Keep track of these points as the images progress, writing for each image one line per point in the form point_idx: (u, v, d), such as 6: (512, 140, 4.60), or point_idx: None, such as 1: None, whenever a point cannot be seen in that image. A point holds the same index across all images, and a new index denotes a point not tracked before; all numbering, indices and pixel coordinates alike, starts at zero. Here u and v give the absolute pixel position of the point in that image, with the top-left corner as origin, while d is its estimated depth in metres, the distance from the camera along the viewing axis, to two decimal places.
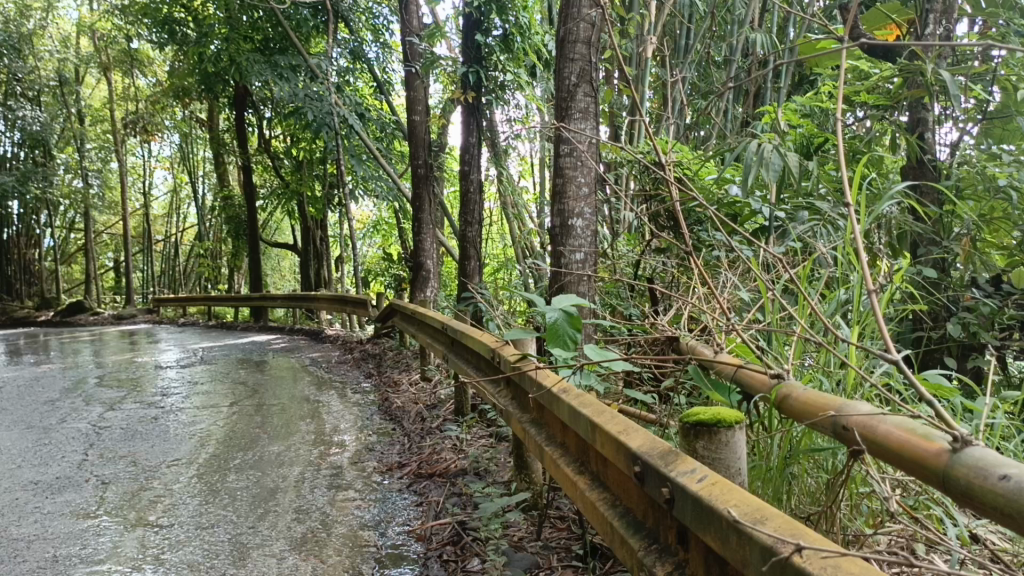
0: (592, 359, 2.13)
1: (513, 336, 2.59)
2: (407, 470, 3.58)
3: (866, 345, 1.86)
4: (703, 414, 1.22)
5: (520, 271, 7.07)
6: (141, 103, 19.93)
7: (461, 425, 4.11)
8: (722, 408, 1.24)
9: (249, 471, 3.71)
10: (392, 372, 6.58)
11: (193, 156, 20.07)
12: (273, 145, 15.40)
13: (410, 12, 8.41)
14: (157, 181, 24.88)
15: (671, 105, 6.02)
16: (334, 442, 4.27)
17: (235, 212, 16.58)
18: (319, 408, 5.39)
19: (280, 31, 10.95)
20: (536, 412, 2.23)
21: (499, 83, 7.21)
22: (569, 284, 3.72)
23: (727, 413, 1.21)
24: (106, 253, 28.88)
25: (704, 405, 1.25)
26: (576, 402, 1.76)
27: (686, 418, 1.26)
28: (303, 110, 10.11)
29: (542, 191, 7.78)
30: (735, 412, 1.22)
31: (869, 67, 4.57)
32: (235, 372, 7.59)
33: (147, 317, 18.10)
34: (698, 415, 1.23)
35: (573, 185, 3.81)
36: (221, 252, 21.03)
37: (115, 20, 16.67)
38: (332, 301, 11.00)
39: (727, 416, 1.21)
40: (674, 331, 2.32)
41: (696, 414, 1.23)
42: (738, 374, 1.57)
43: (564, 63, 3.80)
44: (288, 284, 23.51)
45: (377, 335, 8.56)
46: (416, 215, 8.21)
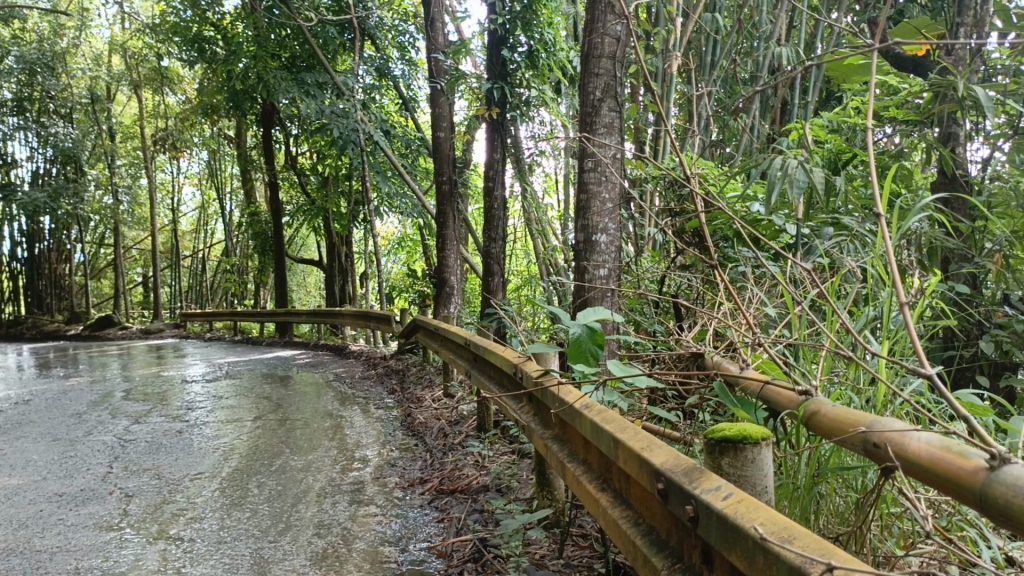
0: (615, 376, 2.10)
1: (536, 351, 2.57)
2: (429, 486, 3.57)
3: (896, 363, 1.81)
4: (728, 430, 1.19)
5: (544, 288, 7.06)
6: (171, 121, 20.26)
7: (483, 441, 4.09)
8: (747, 424, 1.21)
9: (271, 486, 3.71)
10: (415, 388, 6.57)
11: (221, 173, 20.35)
12: (299, 161, 15.56)
13: (436, 29, 8.49)
14: (185, 197, 25.23)
15: (695, 121, 6.00)
16: (356, 457, 4.26)
17: (261, 227, 16.76)
18: (342, 423, 5.39)
19: (307, 49, 11.10)
20: (559, 428, 2.21)
21: (523, 100, 7.24)
22: (593, 300, 3.70)
23: (752, 428, 1.18)
24: (135, 268, 29.30)
25: (729, 421, 1.21)
26: (598, 418, 1.74)
27: (709, 433, 1.22)
28: (329, 126, 10.22)
29: (566, 208, 7.78)
30: (762, 427, 1.19)
31: (897, 82, 4.53)
32: (260, 386, 7.64)
33: (175, 331, 18.30)
34: (722, 430, 1.20)
35: (598, 200, 3.79)
36: (247, 267, 21.25)
37: (146, 39, 17.01)
38: (356, 316, 11.05)
39: (753, 431, 1.18)
40: (699, 347, 2.28)
41: (721, 429, 1.20)
42: (764, 391, 1.54)
43: (589, 79, 3.80)
44: (313, 300, 23.68)
45: (401, 350, 8.57)
46: (440, 231, 8.24)
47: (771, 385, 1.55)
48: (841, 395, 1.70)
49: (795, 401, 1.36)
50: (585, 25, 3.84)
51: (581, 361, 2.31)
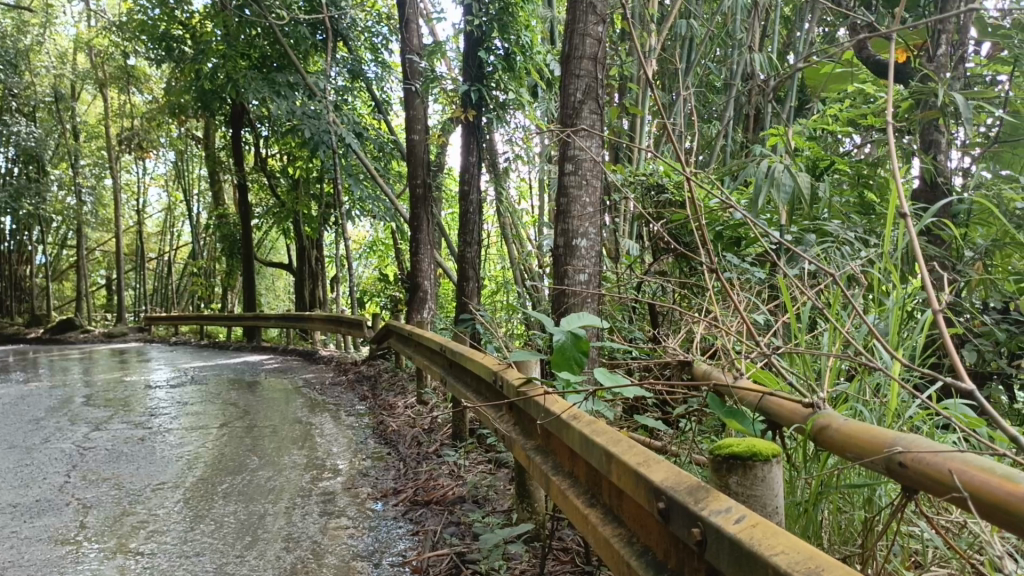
0: (603, 385, 2.01)
1: (518, 358, 2.48)
2: (403, 497, 3.46)
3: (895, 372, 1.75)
4: (735, 447, 1.10)
5: (519, 293, 6.99)
6: (137, 120, 19.91)
7: (459, 450, 4.00)
8: (755, 440, 1.13)
9: (237, 496, 3.58)
10: (388, 395, 6.46)
11: (188, 174, 20.04)
12: (269, 163, 15.34)
13: (410, 31, 8.39)
14: (151, 199, 24.80)
15: (672, 127, 5.97)
16: (327, 466, 4.14)
17: (229, 230, 16.50)
18: (313, 430, 5.26)
19: (278, 49, 10.93)
20: (542, 440, 2.12)
21: (499, 103, 7.16)
22: (573, 306, 3.62)
23: (762, 445, 1.09)
24: (98, 270, 28.72)
25: (736, 436, 1.13)
26: (588, 429, 1.65)
27: (714, 450, 1.14)
28: (301, 128, 10.07)
29: (541, 213, 7.72)
30: (772, 443, 1.11)
31: (875, 90, 4.52)
32: (226, 392, 7.46)
33: (139, 335, 17.94)
34: (728, 447, 1.11)
35: (578, 204, 3.71)
36: (215, 270, 20.93)
37: (113, 37, 16.71)
38: (326, 321, 10.89)
39: (763, 448, 1.10)
40: (687, 356, 2.22)
41: (727, 446, 1.12)
42: (763, 402, 1.46)
43: (570, 80, 3.72)
44: (282, 304, 23.39)
45: (373, 356, 8.43)
46: (413, 235, 8.13)
47: (769, 397, 1.47)
48: (846, 406, 1.63)
49: (799, 414, 1.27)
50: (565, 25, 3.77)
51: (566, 368, 2.23)
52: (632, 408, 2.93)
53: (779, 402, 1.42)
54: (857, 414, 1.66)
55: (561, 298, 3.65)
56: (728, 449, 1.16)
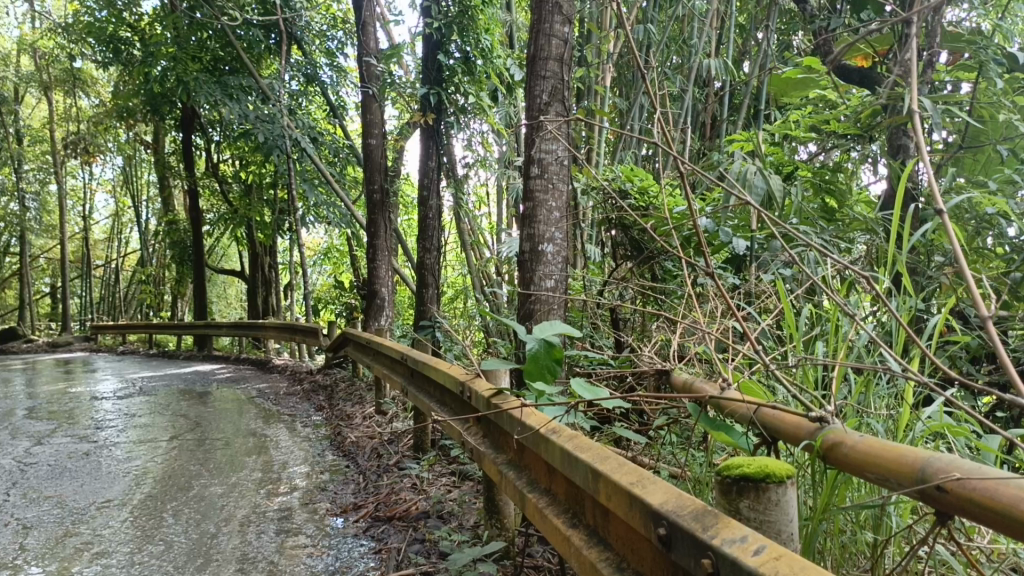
0: (581, 397, 1.91)
1: (489, 367, 2.37)
2: (364, 512, 3.31)
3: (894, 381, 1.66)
4: (747, 467, 1.02)
5: (478, 300, 6.87)
6: (82, 124, 19.34)
7: (422, 463, 3.86)
8: (768, 460, 1.04)
9: (187, 514, 3.39)
10: (345, 404, 6.28)
11: (136, 180, 19.55)
12: (221, 169, 15.00)
13: (367, 34, 8.23)
14: (97, 206, 24.15)
15: (634, 134, 5.93)
16: (283, 480, 3.96)
17: (180, 237, 16.08)
18: (267, 443, 5.07)
19: (230, 51, 10.66)
20: (516, 454, 2.01)
21: (459, 107, 7.05)
22: (539, 314, 3.51)
23: (777, 465, 1.01)
24: (42, 278, 27.85)
25: (746, 456, 1.05)
26: (569, 445, 1.55)
27: (721, 470, 1.05)
28: (254, 132, 9.82)
29: (501, 219, 7.62)
30: (785, 463, 1.03)
31: (836, 97, 4.50)
32: (177, 403, 7.19)
33: (85, 345, 17.39)
34: (738, 466, 1.03)
35: (544, 209, 3.60)
36: (164, 278, 20.41)
37: (58, 39, 16.22)
38: (280, 329, 10.64)
39: (777, 468, 1.01)
40: (666, 364, 2.13)
41: (737, 466, 1.03)
42: (759, 415, 1.38)
43: (535, 81, 3.62)
44: (234, 312, 22.91)
45: (328, 365, 8.21)
46: (370, 241, 7.95)
47: (765, 409, 1.39)
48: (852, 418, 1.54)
49: (805, 429, 1.20)
50: (530, 26, 3.68)
51: (540, 379, 2.15)
52: (606, 419, 2.83)
53: (775, 413, 1.35)
54: (861, 426, 1.56)
55: (525, 304, 3.54)
56: (737, 469, 1.07)
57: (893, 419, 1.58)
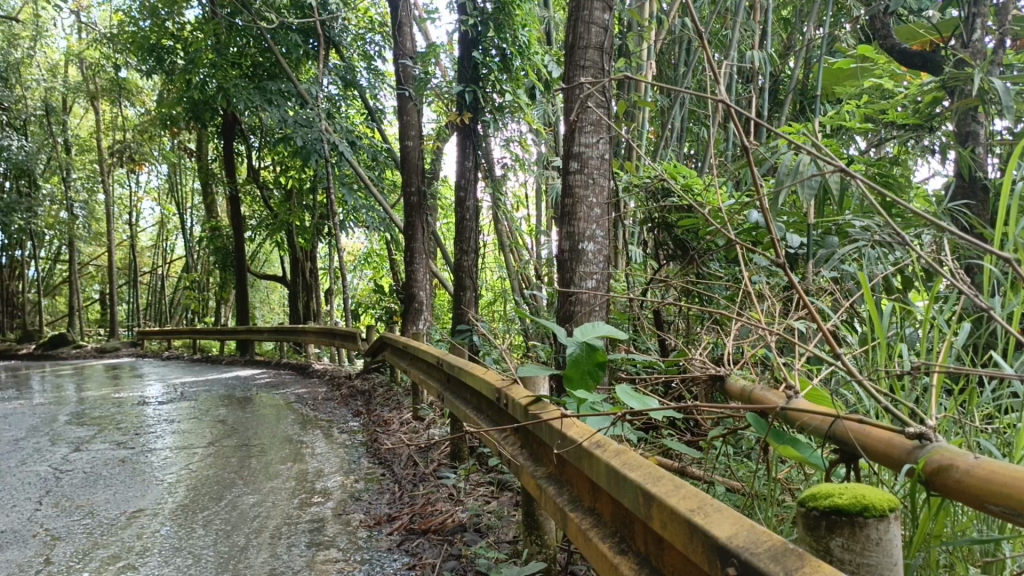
0: (627, 405, 1.73)
1: (528, 372, 2.22)
2: (398, 525, 3.17)
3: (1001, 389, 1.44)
4: (838, 497, 0.89)
5: (518, 304, 6.71)
6: (128, 134, 19.62)
7: (459, 472, 3.70)
8: (862, 486, 0.91)
9: (218, 525, 3.29)
10: (383, 410, 6.16)
11: (180, 187, 19.82)
12: (262, 175, 15.05)
13: (404, 35, 8.13)
14: (143, 214, 24.54)
15: (676, 131, 5.72)
16: (317, 490, 3.84)
17: (222, 242, 16.21)
18: (303, 450, 4.96)
19: (268, 57, 10.67)
20: (557, 468, 1.84)
21: (497, 106, 6.90)
22: (580, 316, 3.33)
23: (876, 495, 0.87)
24: (91, 285, 28.37)
25: (836, 484, 0.92)
26: (615, 461, 1.37)
27: (805, 497, 0.93)
28: (292, 136, 9.78)
29: (540, 221, 7.46)
30: (884, 492, 0.89)
31: (892, 85, 4.21)
32: (216, 409, 7.16)
33: (132, 350, 17.63)
34: (827, 494, 0.90)
35: (584, 205, 3.43)
36: (208, 284, 20.61)
37: (104, 49, 16.49)
38: (320, 334, 10.60)
39: (875, 498, 0.88)
40: (721, 369, 1.94)
41: (826, 495, 0.90)
42: (834, 427, 1.18)
43: (574, 71, 3.44)
44: (276, 317, 23.08)
45: (367, 370, 8.12)
46: (408, 244, 7.85)
47: (841, 421, 1.20)
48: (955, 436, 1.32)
49: (898, 447, 1.01)
50: (569, 14, 3.51)
51: (581, 384, 1.98)
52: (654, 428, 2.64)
53: (858, 427, 1.15)
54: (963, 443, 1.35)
55: (565, 304, 3.37)
56: (826, 497, 0.92)
57: (995, 435, 1.36)
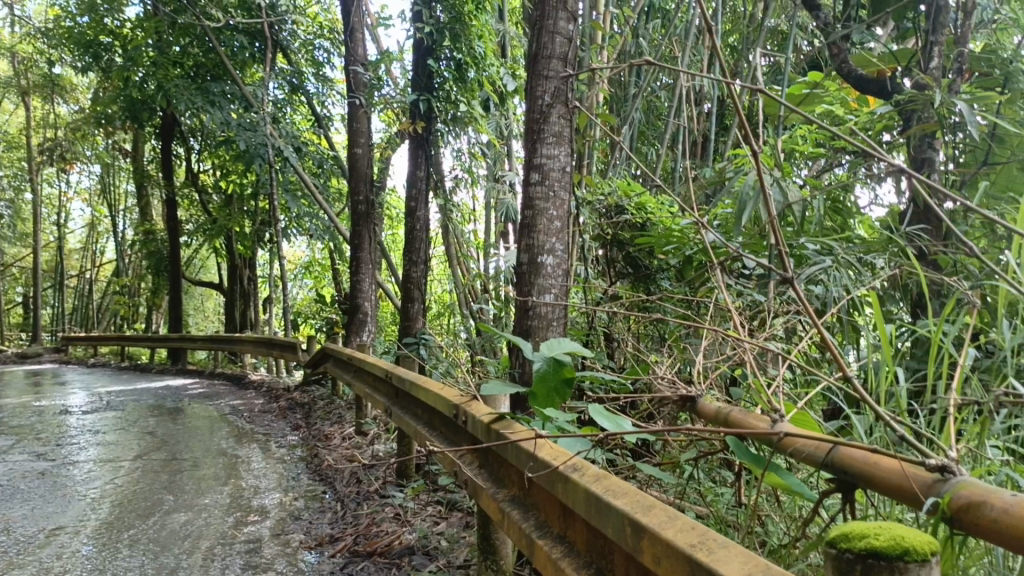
0: (600, 427, 1.65)
1: (490, 390, 2.11)
2: (340, 546, 3.01)
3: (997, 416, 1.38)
4: (875, 539, 0.82)
5: (465, 318, 6.60)
6: (60, 132, 18.89)
7: (406, 491, 3.56)
8: (896, 526, 0.84)
9: (145, 545, 3.08)
10: (323, 424, 5.97)
11: (114, 189, 19.15)
12: (201, 179, 14.63)
13: (355, 41, 7.97)
14: (73, 215, 23.62)
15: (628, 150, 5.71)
16: (253, 508, 3.64)
17: (156, 247, 15.68)
18: (239, 464, 4.75)
19: (212, 58, 10.38)
20: (523, 492, 1.74)
21: (449, 117, 6.80)
22: (537, 331, 3.25)
23: (915, 537, 0.81)
24: (13, 288, 27.17)
25: (868, 524, 0.85)
26: (595, 487, 1.28)
27: (835, 536, 0.86)
28: (235, 139, 9.49)
29: (489, 235, 7.38)
30: (923, 535, 0.83)
31: (845, 111, 4.22)
32: (146, 420, 6.85)
33: (55, 357, 16.88)
34: (862, 533, 0.83)
35: (544, 218, 3.35)
36: (140, 290, 19.93)
37: (38, 43, 15.87)
38: (258, 344, 10.28)
39: (915, 542, 0.82)
40: (693, 390, 1.87)
41: (859, 537, 0.84)
42: (834, 454, 1.10)
43: (537, 81, 3.37)
44: (211, 325, 22.46)
45: (306, 382, 7.89)
46: (354, 254, 7.67)
47: (839, 448, 1.11)
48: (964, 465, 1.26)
49: (913, 482, 0.93)
50: (533, 23, 3.44)
51: (548, 403, 1.88)
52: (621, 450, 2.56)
53: (859, 457, 1.07)
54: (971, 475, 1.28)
55: (522, 318, 3.28)
56: (860, 535, 0.86)
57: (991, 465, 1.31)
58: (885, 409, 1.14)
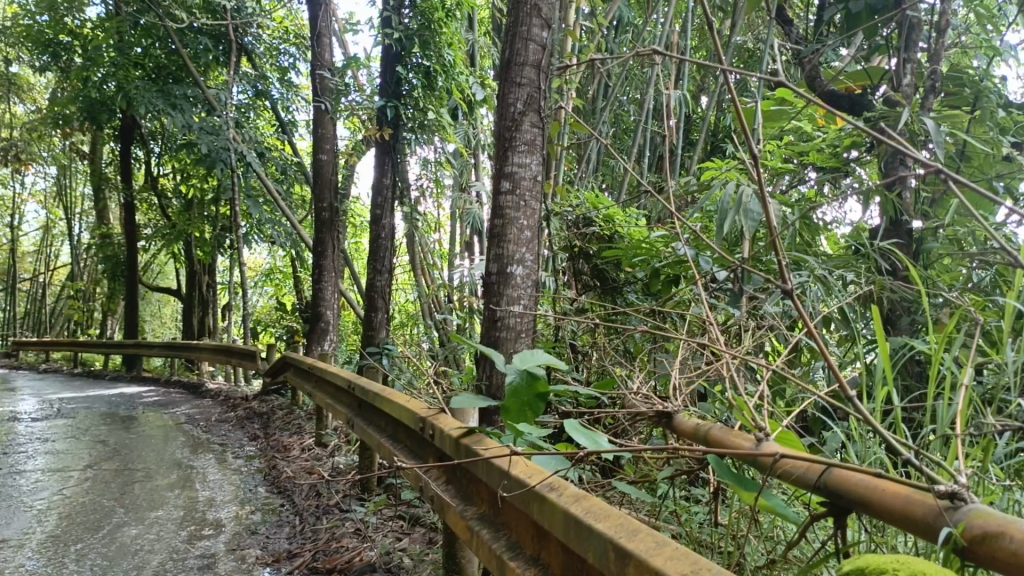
0: (576, 442, 1.60)
1: (460, 403, 2.02)
2: (298, 563, 2.90)
3: (988, 436, 1.36)
4: None
5: (429, 328, 6.51)
6: (15, 132, 18.41)
7: (367, 505, 3.46)
8: (915, 560, 0.83)
9: (93, 560, 2.93)
10: (282, 434, 5.83)
11: (70, 192, 18.68)
12: (161, 182, 14.33)
13: (322, 46, 7.85)
14: (27, 217, 22.98)
15: (595, 162, 5.70)
16: (207, 522, 3.51)
17: (113, 251, 15.30)
18: (193, 476, 4.59)
19: (175, 60, 10.19)
20: (493, 510, 1.67)
21: (417, 125, 6.73)
22: (506, 342, 3.18)
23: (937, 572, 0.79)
24: None
25: (888, 560, 0.84)
26: (575, 508, 1.21)
27: (853, 571, 0.85)
28: (196, 143, 9.29)
29: (455, 246, 7.30)
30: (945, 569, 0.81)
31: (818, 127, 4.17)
32: (97, 428, 6.62)
33: (3, 362, 16.34)
34: (880, 570, 0.83)
35: (514, 227, 3.29)
36: (95, 295, 19.45)
37: None
38: (215, 352, 10.06)
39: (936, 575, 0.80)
40: (669, 407, 1.83)
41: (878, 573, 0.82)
42: (828, 475, 1.08)
43: (509, 88, 3.32)
44: (168, 332, 22.01)
45: (265, 392, 7.72)
46: (317, 261, 7.54)
47: (833, 470, 1.09)
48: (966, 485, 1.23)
49: (921, 506, 0.91)
50: (506, 29, 3.39)
51: (521, 417, 1.82)
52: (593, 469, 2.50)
53: (856, 478, 1.05)
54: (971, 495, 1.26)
55: (490, 329, 3.21)
56: (880, 572, 0.84)
57: (984, 487, 1.28)
58: (887, 429, 1.11)
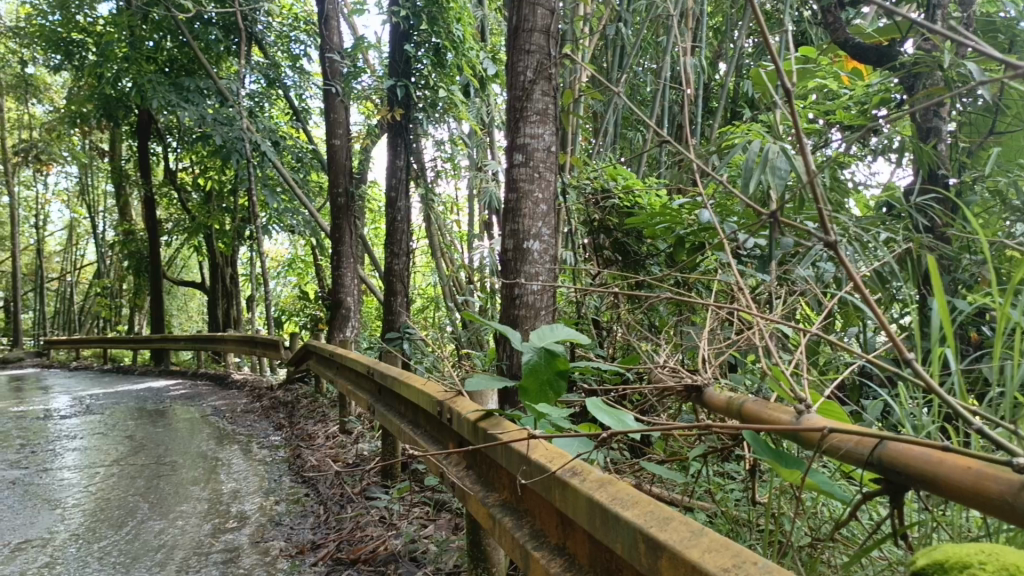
0: (601, 422, 1.49)
1: (477, 384, 1.92)
2: (323, 554, 2.84)
3: None
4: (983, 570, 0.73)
5: (451, 310, 6.42)
6: (35, 132, 18.50)
7: (391, 492, 3.38)
8: (1003, 551, 0.75)
9: (115, 558, 2.88)
10: (307, 422, 5.79)
11: (92, 190, 18.78)
12: (179, 176, 14.32)
13: (331, 29, 7.72)
14: (52, 217, 23.20)
15: (612, 133, 5.54)
16: (231, 514, 3.45)
17: (136, 247, 15.36)
18: (218, 468, 4.55)
19: (186, 52, 10.12)
20: (516, 497, 1.57)
21: (430, 104, 6.59)
22: (525, 320, 3.08)
23: None
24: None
25: (971, 550, 0.76)
26: (600, 494, 1.11)
27: (931, 564, 0.77)
28: (210, 135, 9.22)
29: (472, 226, 7.19)
30: None
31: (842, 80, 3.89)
32: (125, 423, 6.63)
33: (35, 362, 16.53)
34: (964, 564, 0.74)
35: (529, 201, 3.17)
36: (122, 292, 19.60)
37: (11, 42, 15.50)
38: (240, 343, 10.06)
39: None
40: (699, 379, 1.72)
41: (962, 567, 0.74)
42: (881, 449, 0.96)
43: (518, 56, 3.19)
44: (195, 326, 22.17)
45: (289, 380, 7.70)
46: (335, 247, 7.47)
47: (886, 443, 0.98)
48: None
49: (994, 482, 0.79)
50: None
51: (541, 397, 1.72)
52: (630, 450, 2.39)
53: (913, 452, 0.94)
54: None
55: (509, 308, 3.11)
56: (964, 562, 0.76)
57: None
58: (946, 393, 0.94)
